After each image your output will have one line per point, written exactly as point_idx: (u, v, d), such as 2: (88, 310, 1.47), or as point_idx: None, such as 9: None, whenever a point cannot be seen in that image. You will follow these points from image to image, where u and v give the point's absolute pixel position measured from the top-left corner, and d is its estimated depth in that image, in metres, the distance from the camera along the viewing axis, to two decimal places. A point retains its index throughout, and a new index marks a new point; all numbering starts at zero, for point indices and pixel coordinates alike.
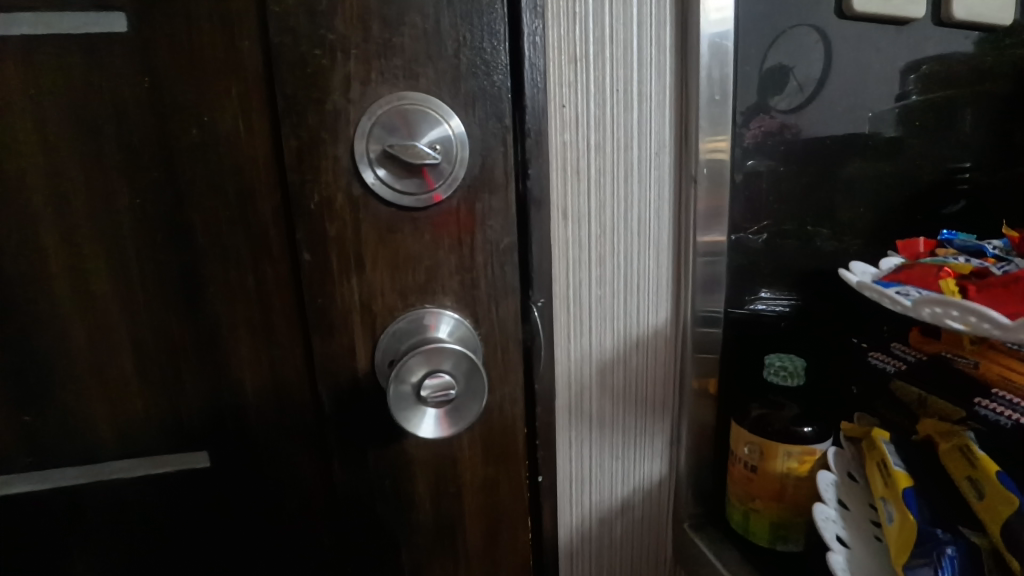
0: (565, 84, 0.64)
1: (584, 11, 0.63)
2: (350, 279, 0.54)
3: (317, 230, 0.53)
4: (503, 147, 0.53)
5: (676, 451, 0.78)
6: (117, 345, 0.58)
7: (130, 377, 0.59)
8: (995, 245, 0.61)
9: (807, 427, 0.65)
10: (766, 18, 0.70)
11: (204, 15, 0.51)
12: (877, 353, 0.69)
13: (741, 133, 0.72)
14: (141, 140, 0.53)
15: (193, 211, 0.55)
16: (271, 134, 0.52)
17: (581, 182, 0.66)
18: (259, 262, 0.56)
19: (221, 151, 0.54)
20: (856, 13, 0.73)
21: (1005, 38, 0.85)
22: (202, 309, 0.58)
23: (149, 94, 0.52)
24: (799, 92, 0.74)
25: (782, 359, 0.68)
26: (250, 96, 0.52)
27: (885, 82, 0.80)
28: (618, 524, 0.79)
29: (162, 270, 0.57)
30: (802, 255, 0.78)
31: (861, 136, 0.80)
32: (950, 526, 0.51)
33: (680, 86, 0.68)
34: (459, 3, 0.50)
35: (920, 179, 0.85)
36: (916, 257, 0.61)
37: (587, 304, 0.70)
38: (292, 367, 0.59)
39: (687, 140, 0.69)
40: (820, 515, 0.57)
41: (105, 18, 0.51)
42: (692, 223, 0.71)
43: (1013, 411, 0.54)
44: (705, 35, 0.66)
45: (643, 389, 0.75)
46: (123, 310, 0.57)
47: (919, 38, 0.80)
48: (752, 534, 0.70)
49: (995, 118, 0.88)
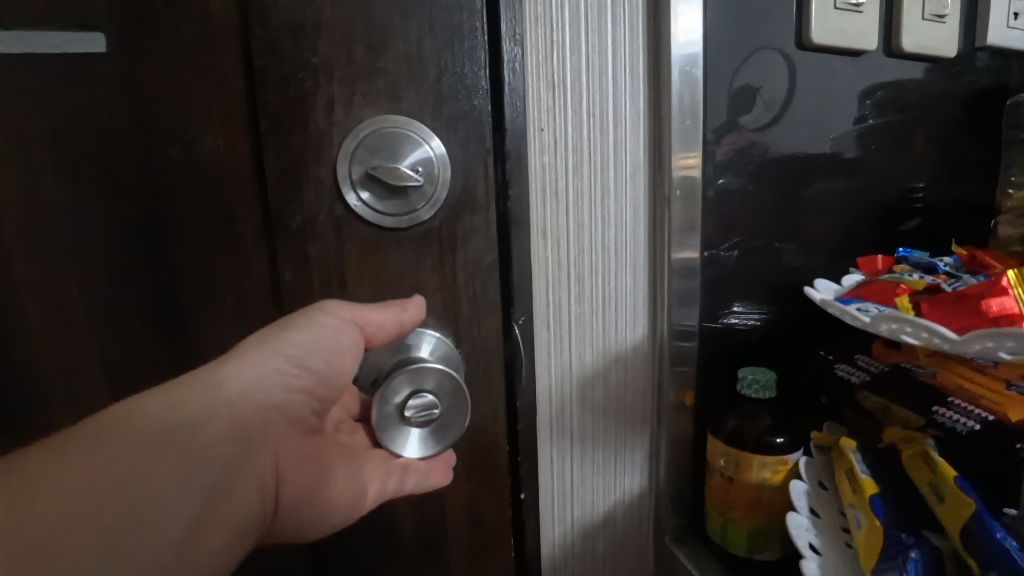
0: (543, 108, 0.66)
1: (559, 37, 0.66)
2: (332, 299, 0.55)
3: (300, 249, 0.53)
4: (483, 168, 0.55)
5: (656, 464, 0.79)
6: (89, 367, 0.56)
7: (101, 400, 0.57)
8: (946, 261, 0.64)
9: (779, 438, 0.68)
10: (732, 44, 0.74)
11: (187, 36, 0.51)
12: (842, 363, 0.73)
13: (713, 150, 0.75)
14: (116, 158, 0.53)
15: (172, 230, 0.54)
16: (255, 154, 0.53)
17: (560, 202, 0.68)
18: (240, 281, 0.56)
19: (202, 170, 0.54)
20: (815, 44, 0.77)
21: (951, 67, 0.91)
22: (178, 330, 0.57)
23: (128, 113, 0.52)
24: (767, 112, 0.78)
25: (754, 371, 0.70)
26: (233, 116, 0.52)
27: (844, 106, 0.84)
28: (600, 538, 0.79)
29: (136, 290, 0.55)
30: (772, 271, 0.82)
31: (823, 157, 0.84)
32: (916, 531, 0.53)
33: (653, 109, 0.71)
34: (441, 27, 0.51)
35: (879, 198, 0.90)
36: (876, 272, 0.65)
37: (566, 321, 0.71)
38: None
39: (660, 160, 0.71)
40: (792, 523, 0.59)
41: (85, 38, 0.50)
42: (667, 242, 0.72)
43: (969, 418, 0.59)
44: (674, 58, 0.68)
45: (622, 403, 0.76)
46: (95, 332, 0.56)
47: (873, 67, 0.85)
48: (731, 544, 0.72)
49: (944, 141, 0.94)
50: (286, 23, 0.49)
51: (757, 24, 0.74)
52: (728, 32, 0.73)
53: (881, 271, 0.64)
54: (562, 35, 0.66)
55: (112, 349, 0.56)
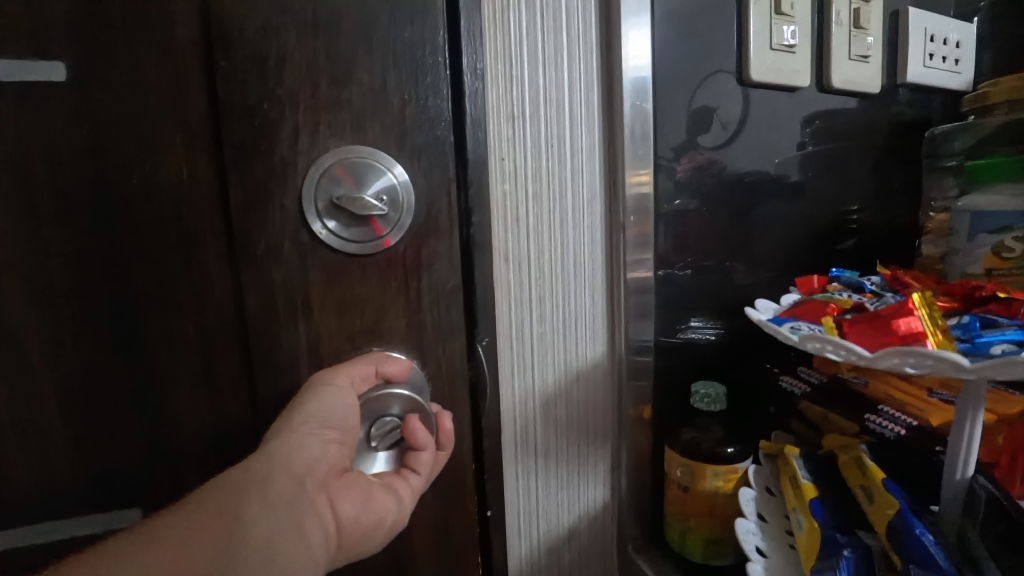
0: (504, 138, 0.69)
1: (519, 69, 0.69)
2: (295, 329, 0.55)
3: (264, 276, 0.53)
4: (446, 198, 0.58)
5: (617, 477, 0.82)
6: (38, 397, 0.55)
7: (50, 432, 0.56)
8: (872, 280, 0.71)
9: (729, 448, 0.72)
10: (682, 73, 0.78)
11: (149, 66, 0.52)
12: (786, 375, 0.79)
13: (675, 167, 0.79)
14: (73, 185, 0.52)
15: (135, 258, 0.55)
16: (218, 182, 0.54)
17: (520, 228, 0.71)
18: (201, 307, 0.56)
19: (162, 198, 0.54)
20: (755, 81, 0.83)
21: (878, 100, 1.00)
22: (135, 357, 0.56)
23: (87, 141, 0.52)
24: (724, 131, 0.83)
25: (706, 386, 0.75)
26: (196, 145, 0.53)
27: (786, 133, 0.91)
28: (566, 552, 0.81)
29: (93, 317, 0.55)
30: (722, 288, 0.87)
31: (767, 182, 0.90)
32: (850, 531, 0.57)
33: (608, 135, 0.75)
34: (404, 64, 0.54)
35: (817, 220, 0.97)
36: (812, 291, 0.70)
37: (529, 341, 0.74)
38: (236, 414, 0.58)
39: (615, 183, 0.75)
40: (741, 529, 0.62)
41: (43, 66, 0.50)
42: (624, 258, 0.76)
43: (896, 424, 0.65)
44: (626, 76, 0.72)
45: (584, 419, 0.79)
46: (47, 361, 0.55)
47: (808, 101, 0.92)
48: (687, 551, 0.75)
49: (874, 167, 1.02)
50: (250, 55, 0.50)
51: (705, 55, 0.79)
52: (676, 62, 0.77)
53: (816, 290, 0.69)
54: (521, 66, 0.70)
55: (67, 378, 0.55)
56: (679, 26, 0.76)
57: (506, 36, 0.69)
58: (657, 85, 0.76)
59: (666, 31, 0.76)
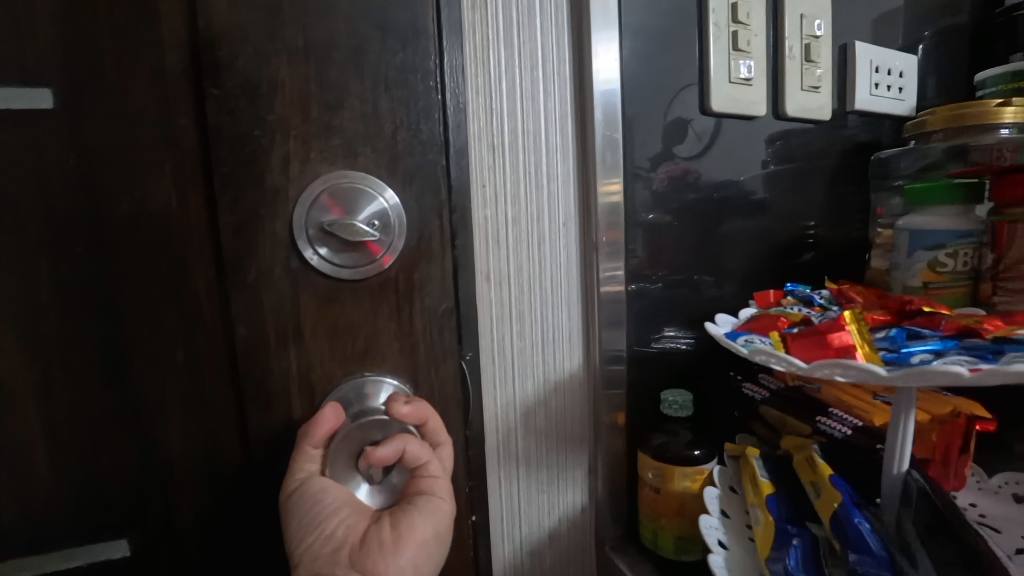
0: (485, 166, 0.75)
1: (496, 92, 0.75)
2: (286, 352, 0.58)
3: (254, 294, 0.57)
4: (433, 224, 0.62)
5: (595, 481, 0.87)
6: (30, 411, 0.58)
7: (43, 443, 0.59)
8: (822, 294, 0.77)
9: (696, 450, 0.78)
10: (649, 91, 0.83)
11: (141, 97, 0.56)
12: (749, 382, 0.86)
13: (654, 178, 0.85)
14: (66, 209, 0.56)
15: (135, 281, 0.58)
16: (206, 205, 0.58)
17: (501, 249, 0.77)
18: (191, 324, 0.60)
19: (154, 221, 0.58)
20: (715, 112, 0.88)
21: (830, 124, 1.08)
22: (127, 372, 0.60)
23: (77, 168, 0.56)
24: (699, 142, 0.89)
25: (674, 393, 0.80)
26: (185, 171, 0.57)
27: (752, 149, 0.97)
28: (547, 553, 0.86)
29: (87, 335, 0.58)
30: (691, 300, 0.93)
31: (732, 200, 0.97)
32: (801, 523, 0.63)
33: (580, 148, 0.81)
34: (395, 90, 0.58)
35: (778, 235, 1.05)
36: (768, 304, 0.77)
37: (510, 354, 0.79)
38: (222, 424, 0.63)
39: (587, 197, 0.81)
40: (704, 524, 0.68)
41: (30, 94, 0.54)
42: (598, 259, 0.81)
43: (844, 425, 0.72)
44: (597, 91, 0.78)
45: (563, 426, 0.85)
46: (39, 375, 0.58)
47: (766, 127, 0.99)
48: (660, 548, 0.80)
49: (828, 186, 1.10)
50: (240, 84, 0.54)
51: (670, 77, 0.85)
52: (644, 82, 0.82)
53: (771, 304, 0.76)
54: (498, 89, 0.75)
55: (69, 396, 0.59)
56: (645, 50, 0.82)
57: (483, 61, 0.74)
58: (626, 104, 0.81)
59: (636, 51, 0.81)
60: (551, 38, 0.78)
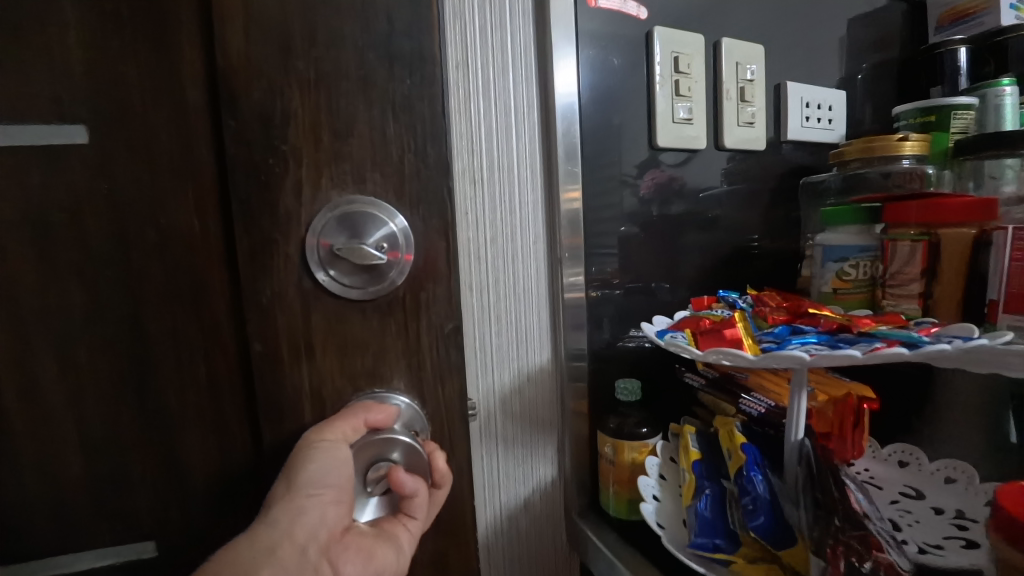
0: (467, 198, 0.92)
1: (488, 112, 0.92)
2: (301, 365, 0.61)
3: (267, 321, 0.59)
4: (430, 239, 0.64)
5: (563, 458, 1.03)
6: (51, 427, 0.60)
7: (68, 457, 0.61)
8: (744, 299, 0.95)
9: (644, 428, 0.94)
10: (606, 110, 0.97)
11: (163, 125, 0.57)
12: (689, 372, 1.03)
13: (639, 183, 1.03)
14: (97, 236, 0.58)
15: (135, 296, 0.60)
16: (222, 229, 0.59)
17: (482, 263, 0.94)
18: (210, 349, 0.62)
19: (178, 249, 0.60)
20: (661, 144, 1.02)
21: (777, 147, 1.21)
22: (150, 392, 0.62)
23: (108, 201, 0.58)
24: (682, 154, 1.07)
25: (626, 381, 0.97)
26: (207, 191, 0.58)
27: (715, 165, 1.12)
28: (523, 518, 1.02)
29: (111, 352, 0.61)
30: (648, 304, 1.07)
31: (688, 215, 1.11)
32: (716, 480, 0.80)
33: (546, 154, 0.96)
34: (402, 115, 0.59)
35: (733, 243, 1.17)
36: (701, 307, 0.94)
37: (490, 350, 0.96)
38: (239, 452, 0.64)
39: (552, 210, 0.97)
40: (641, 483, 0.85)
41: (67, 130, 0.56)
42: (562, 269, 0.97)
43: (758, 404, 0.88)
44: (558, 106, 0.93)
45: (535, 410, 1.01)
46: (64, 393, 0.60)
47: (712, 157, 1.11)
48: (614, 509, 0.96)
49: (771, 199, 1.22)
50: (257, 116, 0.56)
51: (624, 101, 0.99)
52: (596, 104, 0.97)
53: (702, 307, 0.93)
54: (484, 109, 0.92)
55: (66, 400, 0.60)
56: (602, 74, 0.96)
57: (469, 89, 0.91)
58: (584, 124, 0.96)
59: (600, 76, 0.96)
60: (521, 67, 0.95)
